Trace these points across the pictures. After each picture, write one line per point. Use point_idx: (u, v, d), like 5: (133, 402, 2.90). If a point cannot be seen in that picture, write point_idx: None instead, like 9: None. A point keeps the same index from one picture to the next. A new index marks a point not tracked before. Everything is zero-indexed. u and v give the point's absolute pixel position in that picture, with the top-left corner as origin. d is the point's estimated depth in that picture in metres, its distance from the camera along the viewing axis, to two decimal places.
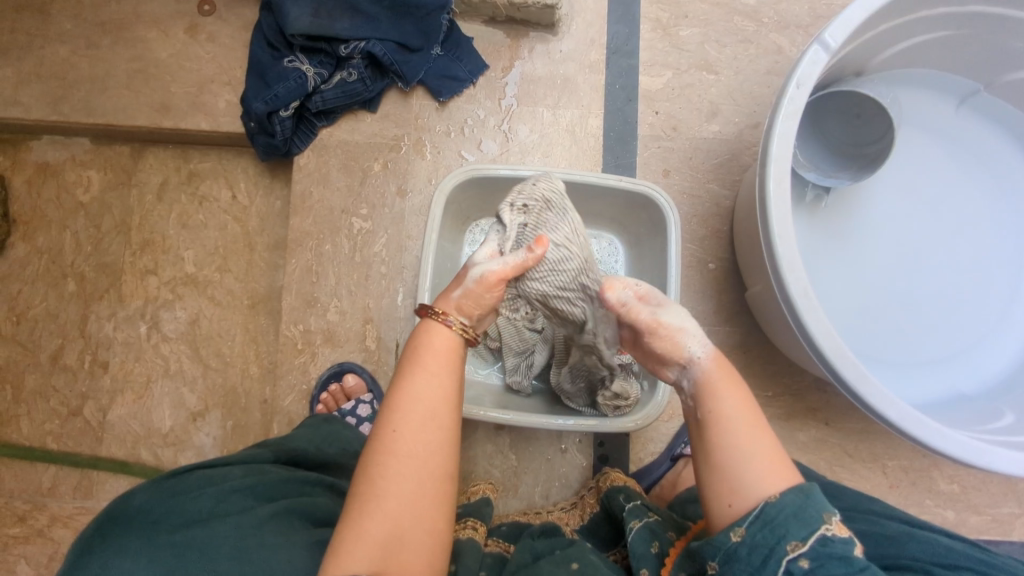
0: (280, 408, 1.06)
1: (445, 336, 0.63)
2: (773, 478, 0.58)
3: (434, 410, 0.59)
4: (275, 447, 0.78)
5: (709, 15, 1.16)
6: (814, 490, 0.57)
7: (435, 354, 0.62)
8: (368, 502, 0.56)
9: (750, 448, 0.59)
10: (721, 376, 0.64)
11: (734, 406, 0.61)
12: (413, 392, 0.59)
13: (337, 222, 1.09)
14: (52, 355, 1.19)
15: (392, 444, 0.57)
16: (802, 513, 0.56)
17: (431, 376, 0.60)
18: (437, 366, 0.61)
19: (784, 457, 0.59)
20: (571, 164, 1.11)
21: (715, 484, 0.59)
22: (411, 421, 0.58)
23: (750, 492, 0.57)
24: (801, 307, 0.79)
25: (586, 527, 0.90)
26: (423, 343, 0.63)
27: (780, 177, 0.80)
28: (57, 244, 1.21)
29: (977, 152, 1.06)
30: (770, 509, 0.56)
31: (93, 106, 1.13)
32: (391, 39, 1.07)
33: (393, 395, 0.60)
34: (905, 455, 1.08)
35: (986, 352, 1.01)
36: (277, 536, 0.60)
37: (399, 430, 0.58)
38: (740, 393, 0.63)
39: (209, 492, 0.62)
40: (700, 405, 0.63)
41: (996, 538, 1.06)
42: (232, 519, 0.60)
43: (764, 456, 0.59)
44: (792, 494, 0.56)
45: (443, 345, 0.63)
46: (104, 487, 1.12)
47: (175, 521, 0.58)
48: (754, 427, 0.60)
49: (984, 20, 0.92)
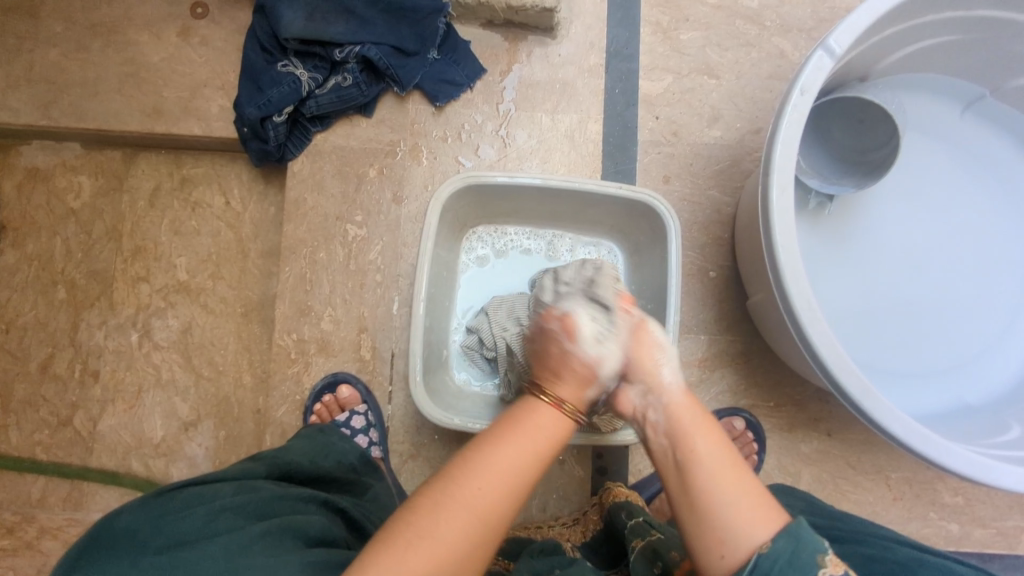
0: (272, 419, 1.04)
1: (552, 415, 0.61)
2: (759, 525, 0.55)
3: (519, 475, 0.56)
4: (267, 461, 0.75)
5: (710, 19, 1.14)
6: (804, 529, 0.54)
7: (539, 433, 0.59)
8: (419, 538, 0.52)
9: (732, 497, 0.57)
10: (694, 418, 0.63)
11: (710, 450, 0.60)
12: (508, 458, 0.57)
13: (332, 229, 1.07)
14: (42, 364, 1.17)
15: (471, 498, 0.54)
16: (796, 560, 0.53)
17: (524, 447, 0.58)
18: (531, 441, 0.58)
19: (769, 497, 0.58)
20: (570, 170, 1.10)
21: (702, 536, 0.57)
22: (493, 475, 0.55)
23: (739, 543, 0.55)
24: (805, 319, 0.77)
25: (588, 543, 0.88)
26: (532, 422, 0.60)
27: (783, 185, 0.78)
28: (47, 250, 1.19)
29: (982, 159, 1.04)
30: (764, 560, 0.53)
31: (83, 111, 1.11)
32: (386, 42, 1.05)
33: (486, 451, 0.57)
34: (909, 467, 1.06)
35: (992, 363, 0.99)
36: (266, 555, 0.57)
37: (484, 488, 0.54)
38: (714, 436, 0.61)
39: (198, 511, 0.60)
40: (678, 449, 0.61)
41: (1001, 553, 1.04)
42: (220, 538, 0.57)
43: (750, 501, 0.57)
44: (782, 541, 0.54)
45: (544, 424, 0.60)
46: (94, 498, 1.10)
47: (162, 542, 0.57)
48: (733, 474, 0.58)
49: (990, 25, 0.91)
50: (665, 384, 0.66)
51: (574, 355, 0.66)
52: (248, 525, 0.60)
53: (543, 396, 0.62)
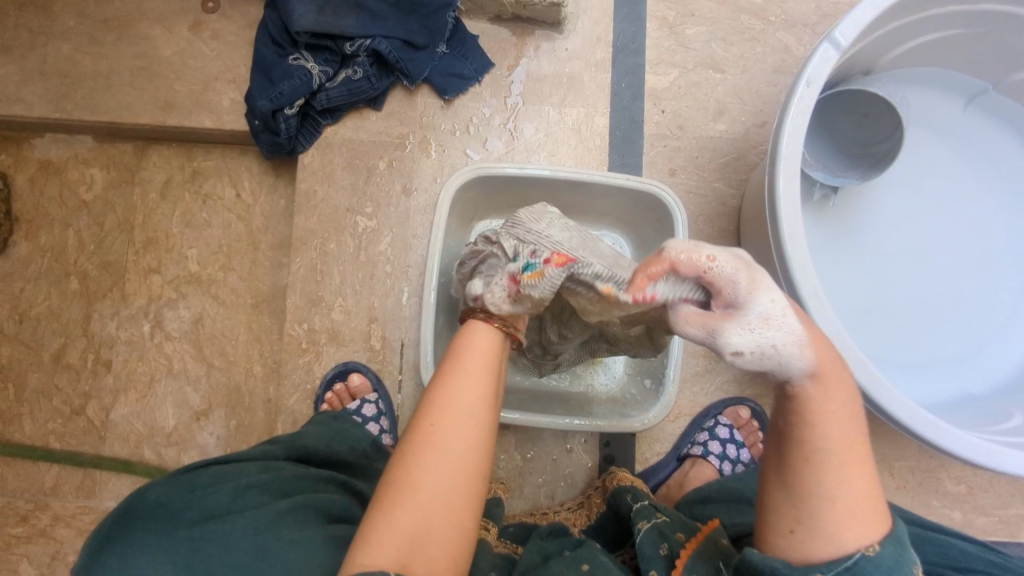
0: (284, 407, 1.06)
1: (487, 334, 0.67)
2: (861, 528, 0.50)
3: (475, 402, 0.61)
4: (286, 443, 0.77)
5: (715, 14, 1.15)
6: (907, 541, 0.51)
7: (477, 358, 0.65)
8: (400, 494, 0.56)
9: (845, 493, 0.51)
10: (833, 398, 0.52)
11: (840, 427, 0.52)
12: (459, 392, 0.61)
13: (342, 220, 1.09)
14: (55, 354, 1.18)
15: (446, 445, 0.59)
16: (898, 570, 0.50)
17: (474, 379, 0.63)
18: (476, 370, 0.63)
19: (877, 496, 0.52)
20: (577, 163, 1.11)
21: (784, 511, 0.53)
22: (449, 415, 0.60)
23: (830, 538, 0.50)
24: (811, 306, 0.78)
25: (594, 526, 0.90)
26: (466, 341, 0.66)
27: (789, 175, 0.79)
28: (60, 242, 1.20)
29: (985, 152, 1.06)
30: (867, 563, 0.49)
31: (96, 103, 1.13)
32: (396, 36, 1.06)
33: (435, 394, 0.62)
34: (912, 455, 1.07)
35: (992, 353, 1.00)
36: (295, 532, 0.59)
37: (454, 431, 0.59)
38: (847, 401, 0.52)
39: (226, 487, 0.62)
40: (796, 411, 0.52)
41: (1003, 539, 1.05)
42: (250, 514, 0.59)
43: (859, 498, 0.51)
44: (887, 548, 0.50)
45: (483, 349, 0.66)
46: (107, 486, 1.11)
47: (195, 515, 0.58)
48: (858, 457, 0.51)
49: (992, 19, 0.92)
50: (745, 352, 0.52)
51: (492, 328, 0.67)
52: (274, 503, 0.62)
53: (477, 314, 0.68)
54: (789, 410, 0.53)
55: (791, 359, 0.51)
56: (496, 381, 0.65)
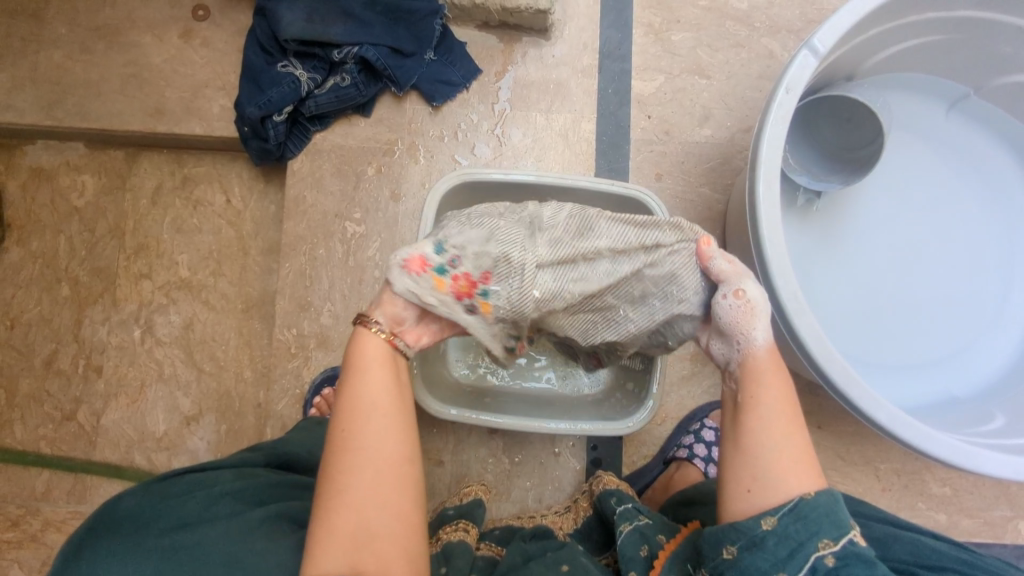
0: (273, 411, 1.06)
1: (377, 344, 0.66)
2: (799, 478, 0.60)
3: (375, 400, 0.63)
4: (266, 450, 0.78)
5: (701, 20, 1.16)
6: (840, 496, 0.60)
7: (369, 363, 0.65)
8: (331, 505, 0.59)
9: (780, 447, 0.61)
10: (767, 365, 0.65)
11: (772, 393, 0.64)
12: (366, 399, 0.63)
13: (331, 226, 1.10)
14: (46, 359, 1.19)
15: (364, 450, 0.61)
16: (834, 515, 0.58)
17: (375, 383, 0.64)
18: (375, 373, 0.64)
19: (811, 454, 0.62)
20: (564, 168, 1.12)
21: (737, 472, 0.62)
22: (359, 420, 0.62)
23: (774, 487, 0.60)
24: (791, 310, 0.79)
25: (579, 530, 0.91)
26: (359, 349, 0.66)
27: (769, 180, 0.80)
28: (52, 248, 1.21)
29: (967, 156, 1.07)
30: (806, 503, 0.58)
31: (87, 111, 1.14)
32: (384, 43, 1.07)
33: (344, 405, 0.63)
34: (897, 458, 1.08)
35: (976, 355, 1.01)
36: (267, 539, 0.60)
37: (365, 439, 0.61)
38: (783, 383, 0.65)
39: (199, 496, 0.63)
40: (741, 394, 0.65)
41: (988, 541, 1.06)
42: (222, 521, 0.60)
43: (797, 457, 0.61)
44: (826, 495, 0.59)
45: (375, 355, 0.65)
46: (98, 491, 1.12)
47: (166, 524, 0.59)
48: (789, 424, 0.62)
49: (972, 25, 0.93)
50: (754, 343, 0.66)
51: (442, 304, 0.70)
52: (248, 511, 0.63)
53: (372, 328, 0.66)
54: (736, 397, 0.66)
55: (760, 335, 0.66)
56: (398, 377, 0.66)
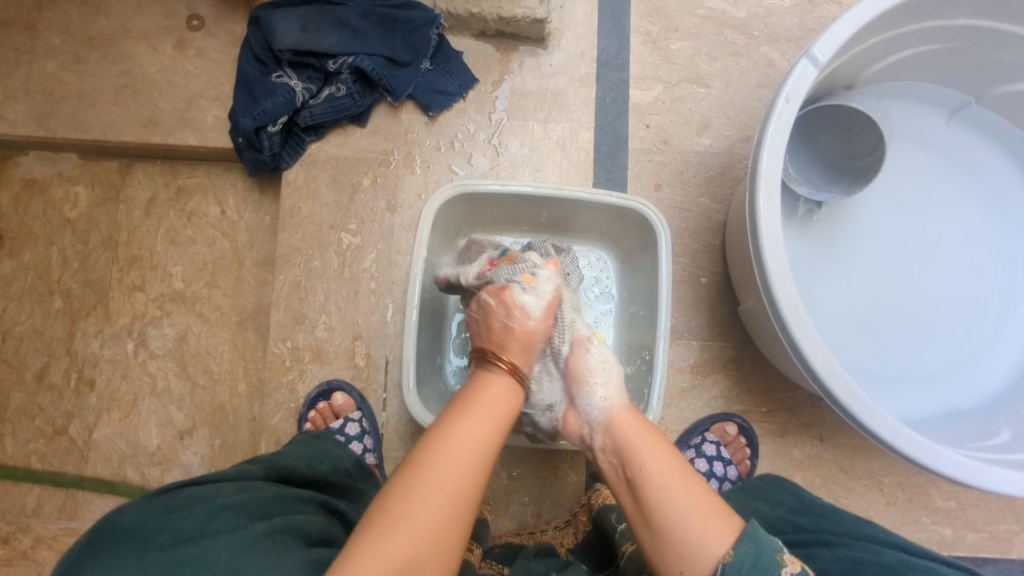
0: (267, 426, 1.05)
1: (503, 385, 0.69)
2: (715, 534, 0.61)
3: (483, 443, 0.63)
4: (265, 463, 0.76)
5: (699, 29, 1.15)
6: (759, 531, 0.61)
7: (493, 403, 0.67)
8: (393, 522, 0.56)
9: (683, 507, 0.63)
10: (637, 438, 0.70)
11: (656, 463, 0.67)
12: (466, 432, 0.63)
13: (326, 237, 1.08)
14: (38, 373, 1.17)
15: (439, 473, 0.59)
16: (760, 561, 0.59)
17: (481, 422, 0.64)
18: (484, 412, 0.65)
19: (715, 501, 0.64)
20: (562, 178, 1.11)
21: (664, 554, 0.63)
22: (453, 447, 0.61)
23: (700, 555, 0.61)
24: (793, 324, 0.78)
25: (581, 546, 0.89)
26: (483, 391, 0.68)
27: (769, 192, 0.79)
28: (44, 260, 1.20)
29: (968, 165, 1.06)
30: (729, 567, 0.59)
31: (80, 122, 1.12)
32: (380, 53, 1.07)
33: (444, 427, 0.63)
34: (901, 471, 1.06)
35: (980, 367, 1.00)
36: (271, 554, 0.58)
37: (452, 462, 0.60)
38: (660, 447, 0.68)
39: (202, 509, 0.61)
40: (628, 470, 0.68)
41: (994, 556, 1.04)
42: (225, 537, 0.58)
43: (700, 511, 0.63)
44: (743, 546, 0.60)
45: (500, 398, 0.67)
46: (90, 508, 1.10)
47: (168, 538, 0.57)
48: (679, 477, 0.65)
49: (973, 34, 0.92)
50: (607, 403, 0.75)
51: (512, 316, 0.74)
52: (251, 525, 0.61)
53: (497, 361, 0.71)
54: (625, 476, 0.69)
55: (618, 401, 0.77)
56: (497, 421, 0.65)
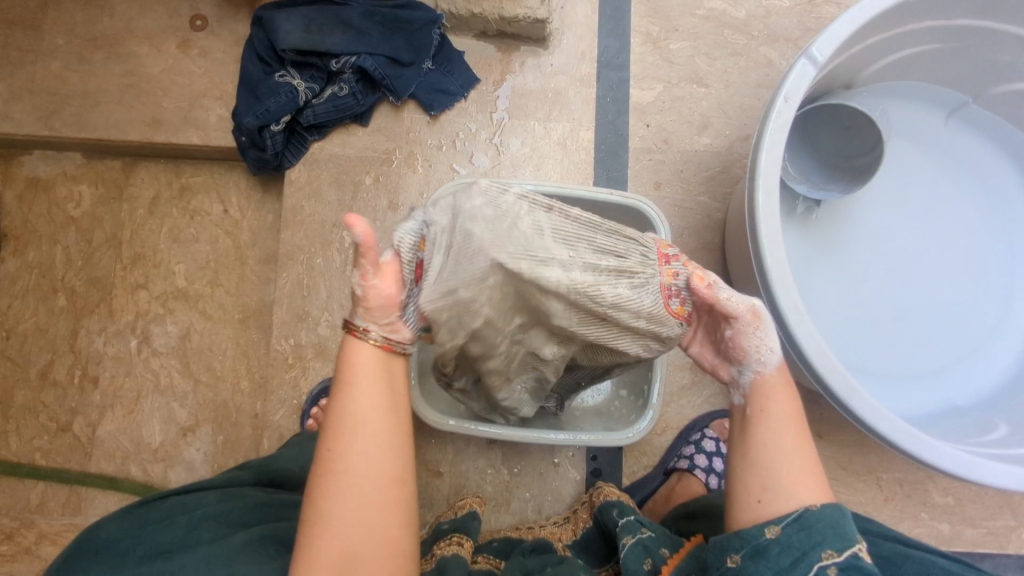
0: (270, 422, 1.06)
1: (368, 352, 0.61)
2: (803, 488, 0.60)
3: (369, 420, 0.59)
4: (255, 469, 0.78)
5: (698, 29, 1.16)
6: (847, 508, 0.60)
7: (366, 373, 0.61)
8: (316, 527, 0.57)
9: (789, 456, 0.61)
10: (777, 383, 0.66)
11: (783, 413, 0.64)
12: (353, 413, 0.59)
13: (329, 235, 1.09)
14: (42, 370, 1.18)
15: (349, 474, 0.58)
16: (839, 528, 0.58)
17: (360, 399, 0.60)
18: (364, 395, 0.60)
19: (818, 470, 0.62)
20: (563, 177, 1.12)
21: (749, 480, 0.61)
22: (345, 438, 0.58)
23: (787, 496, 0.59)
24: (792, 320, 0.79)
25: (579, 542, 0.89)
26: (349, 360, 0.61)
27: (769, 190, 0.80)
28: (48, 258, 1.21)
29: (966, 163, 1.07)
30: (810, 513, 0.58)
31: (84, 121, 1.13)
32: (382, 53, 1.08)
33: (333, 418, 0.60)
34: (900, 467, 1.07)
35: (977, 364, 1.01)
36: (246, 564, 0.59)
37: (351, 458, 0.58)
38: (792, 404, 0.65)
39: (180, 521, 0.63)
40: (752, 404, 0.65)
41: (992, 552, 1.05)
42: (202, 546, 0.60)
43: (806, 469, 0.61)
44: (830, 507, 0.59)
45: (366, 362, 0.61)
46: (93, 504, 1.10)
47: (144, 553, 0.59)
48: (798, 439, 0.62)
49: (970, 34, 0.93)
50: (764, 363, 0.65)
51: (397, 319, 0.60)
52: (229, 536, 0.62)
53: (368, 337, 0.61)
54: (744, 411, 0.65)
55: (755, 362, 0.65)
56: (390, 387, 0.61)
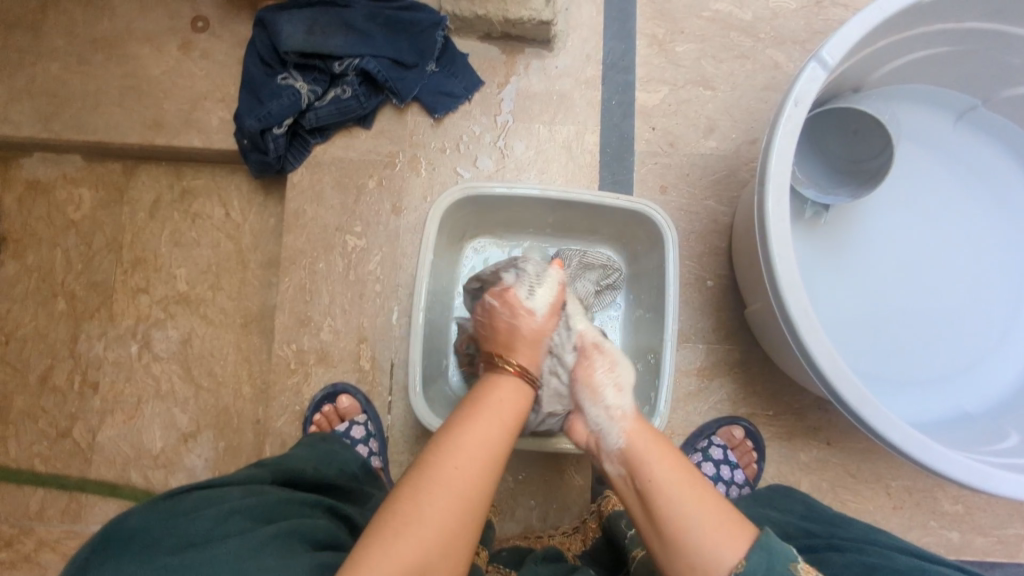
0: (272, 429, 1.04)
1: (512, 390, 0.65)
2: (723, 540, 0.57)
3: (485, 447, 0.59)
4: (272, 467, 0.76)
5: (704, 31, 1.15)
6: (774, 539, 0.57)
7: (500, 403, 0.63)
8: (402, 526, 0.53)
9: (696, 517, 0.59)
10: (646, 446, 0.66)
11: (668, 474, 0.62)
12: (476, 436, 0.59)
13: (331, 240, 1.08)
14: (41, 375, 1.17)
15: (451, 476, 0.56)
16: (774, 567, 0.55)
17: (489, 425, 0.61)
18: (492, 420, 0.61)
19: (731, 513, 0.59)
20: (568, 181, 1.11)
21: (676, 567, 0.59)
22: (463, 457, 0.58)
23: (716, 566, 0.57)
24: (803, 328, 0.77)
25: (589, 552, 0.88)
26: (491, 394, 0.64)
27: (778, 195, 0.78)
28: (48, 262, 1.19)
29: (975, 167, 1.06)
30: None
31: (84, 123, 1.12)
32: (386, 55, 1.06)
33: (453, 434, 0.59)
34: (908, 475, 1.06)
35: (987, 371, 1.00)
36: (277, 558, 0.58)
37: (462, 466, 0.57)
38: (674, 464, 0.63)
39: (207, 513, 0.60)
40: (635, 481, 0.64)
41: (1002, 560, 1.04)
42: (233, 539, 0.58)
43: (714, 522, 0.58)
44: (755, 554, 0.56)
45: (507, 396, 0.64)
46: (93, 511, 1.09)
47: (175, 543, 0.57)
48: (692, 495, 0.60)
49: (981, 37, 0.92)
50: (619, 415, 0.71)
51: (517, 317, 0.74)
52: (258, 529, 0.60)
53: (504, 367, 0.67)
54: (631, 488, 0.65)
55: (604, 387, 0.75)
56: (507, 425, 0.62)
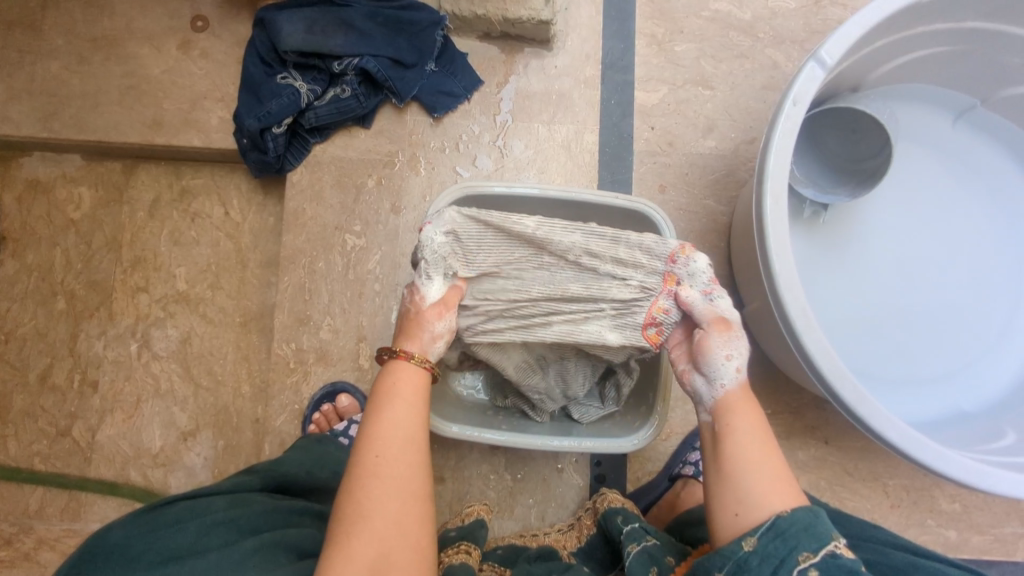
0: (272, 428, 1.05)
1: (412, 371, 0.70)
2: (775, 493, 0.61)
3: (402, 439, 0.65)
4: (263, 474, 0.76)
5: (704, 31, 1.15)
6: (822, 510, 0.60)
7: (402, 393, 0.68)
8: (355, 524, 0.60)
9: (756, 468, 0.62)
10: (738, 399, 0.68)
11: (745, 425, 0.66)
12: (390, 422, 0.65)
13: (331, 239, 1.08)
14: (41, 374, 1.17)
15: (377, 468, 0.62)
16: (813, 528, 0.58)
17: (395, 412, 0.66)
18: (402, 405, 0.67)
19: (789, 476, 0.63)
20: (567, 180, 1.11)
21: (723, 495, 0.62)
22: (386, 447, 0.64)
23: (760, 507, 0.60)
24: (801, 327, 0.78)
25: (584, 549, 0.88)
26: (393, 379, 0.69)
27: (776, 194, 0.78)
28: (48, 261, 1.20)
29: (973, 166, 1.06)
30: (782, 521, 0.59)
31: (83, 123, 1.12)
32: (385, 55, 1.07)
33: (369, 430, 0.65)
34: (906, 474, 1.06)
35: (985, 370, 1.00)
36: (259, 572, 0.58)
37: (381, 454, 0.63)
38: (756, 420, 0.67)
39: (192, 526, 0.62)
40: (718, 422, 0.67)
41: (999, 559, 1.04)
42: (214, 553, 0.59)
43: (773, 474, 0.62)
44: (802, 511, 0.59)
45: (410, 383, 0.69)
46: (93, 509, 1.09)
47: (155, 558, 0.58)
48: (762, 450, 0.64)
49: (978, 36, 0.92)
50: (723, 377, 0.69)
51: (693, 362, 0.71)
52: (241, 542, 0.61)
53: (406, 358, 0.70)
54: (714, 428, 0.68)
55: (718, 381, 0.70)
56: (421, 410, 0.68)
